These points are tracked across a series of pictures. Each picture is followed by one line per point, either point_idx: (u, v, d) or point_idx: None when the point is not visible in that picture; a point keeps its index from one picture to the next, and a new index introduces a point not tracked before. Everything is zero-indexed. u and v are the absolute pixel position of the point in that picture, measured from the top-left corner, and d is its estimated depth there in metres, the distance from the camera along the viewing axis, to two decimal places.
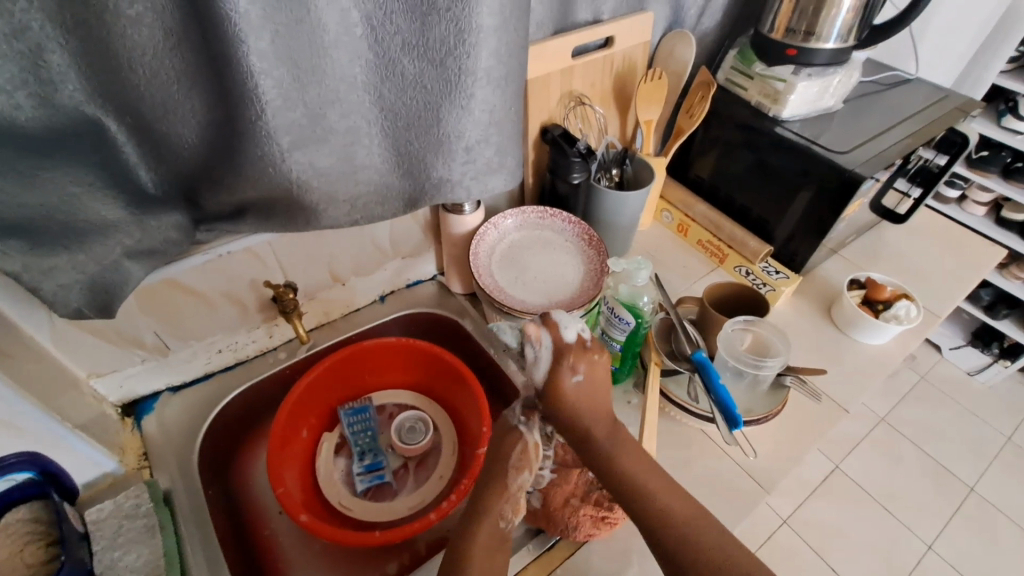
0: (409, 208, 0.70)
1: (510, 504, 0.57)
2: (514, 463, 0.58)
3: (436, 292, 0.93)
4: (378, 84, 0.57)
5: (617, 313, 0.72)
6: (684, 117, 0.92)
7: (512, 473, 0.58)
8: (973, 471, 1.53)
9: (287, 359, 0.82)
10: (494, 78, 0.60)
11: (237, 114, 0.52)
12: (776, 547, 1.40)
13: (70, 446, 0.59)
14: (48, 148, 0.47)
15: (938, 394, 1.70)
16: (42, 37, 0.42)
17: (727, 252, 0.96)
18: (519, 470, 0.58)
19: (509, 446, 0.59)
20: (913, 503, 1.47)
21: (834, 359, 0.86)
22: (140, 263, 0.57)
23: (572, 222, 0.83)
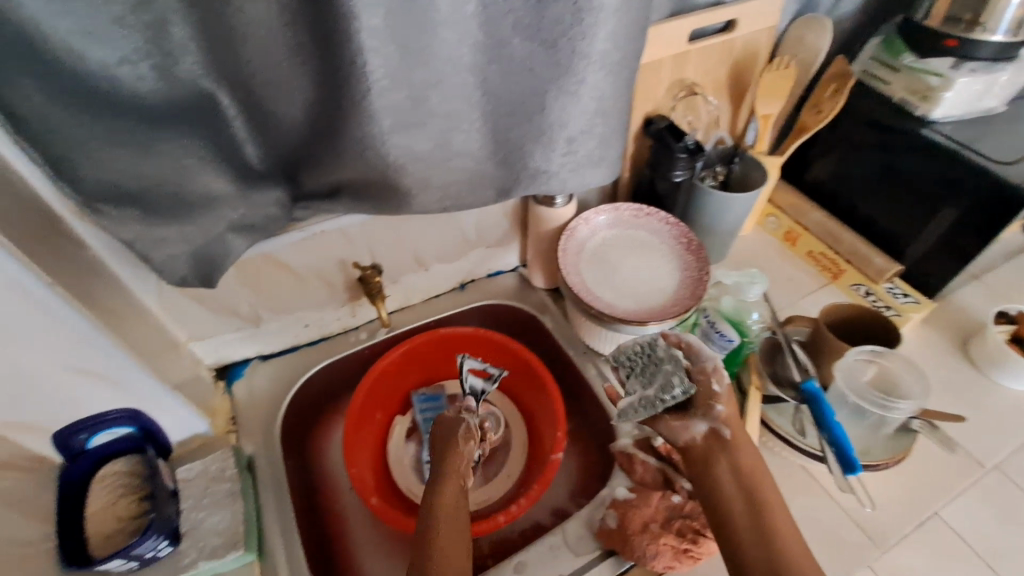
0: (501, 197, 0.67)
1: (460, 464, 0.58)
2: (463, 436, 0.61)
3: (517, 285, 0.90)
4: (484, 66, 0.53)
5: (718, 328, 0.66)
6: (810, 112, 0.81)
7: (460, 442, 0.60)
8: None
9: (367, 339, 0.82)
10: (608, 63, 0.55)
11: (342, 93, 0.51)
12: None
13: (169, 406, 0.62)
14: (166, 120, 0.48)
15: None
16: (166, 11, 0.43)
17: (844, 267, 0.86)
18: (466, 439, 0.61)
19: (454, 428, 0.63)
20: None
21: (968, 402, 0.74)
22: (240, 237, 0.58)
23: (670, 223, 0.77)
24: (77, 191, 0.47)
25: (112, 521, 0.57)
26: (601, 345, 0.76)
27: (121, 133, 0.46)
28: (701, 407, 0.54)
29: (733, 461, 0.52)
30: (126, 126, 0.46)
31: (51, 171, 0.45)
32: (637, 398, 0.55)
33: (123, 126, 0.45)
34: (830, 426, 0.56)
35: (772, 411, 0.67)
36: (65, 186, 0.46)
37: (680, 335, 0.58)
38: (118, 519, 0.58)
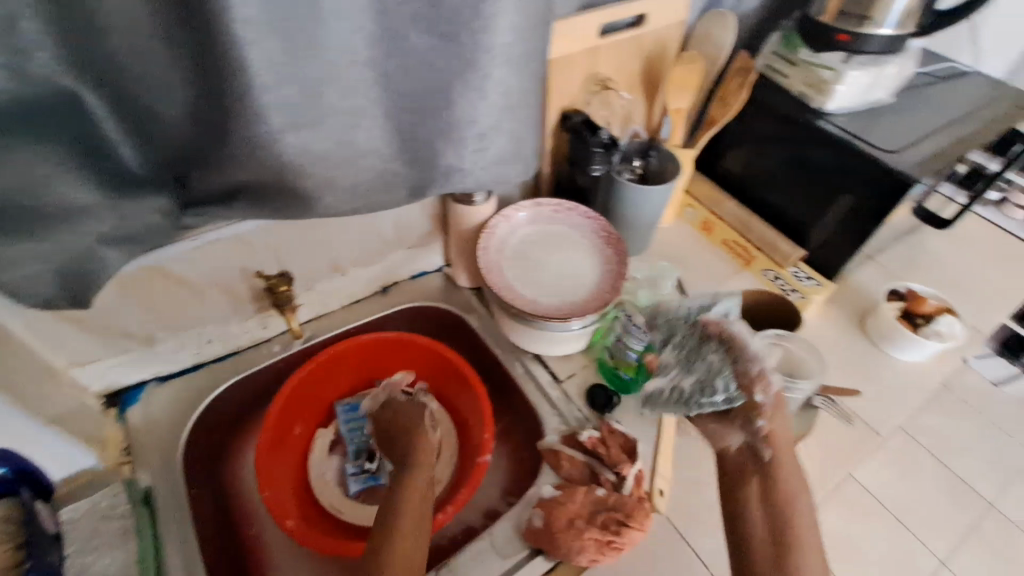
0: (415, 197, 0.64)
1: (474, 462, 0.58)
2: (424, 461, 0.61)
3: (443, 285, 0.87)
4: (383, 59, 0.50)
5: (635, 321, 0.70)
6: (718, 105, 0.84)
7: None
8: None
9: (281, 352, 0.77)
10: (513, 57, 0.54)
11: (224, 89, 0.46)
12: None
13: (46, 443, 0.59)
14: (10, 121, 0.41)
15: None
16: None
17: (755, 254, 0.90)
18: None
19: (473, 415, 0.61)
20: None
21: (866, 375, 0.80)
22: (117, 250, 0.51)
23: (589, 217, 0.77)
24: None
25: None
26: (527, 344, 0.75)
27: None
28: (742, 417, 0.54)
29: (766, 482, 0.51)
30: None
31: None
32: (675, 388, 0.58)
33: None
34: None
35: None
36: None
37: (722, 325, 0.57)
38: None
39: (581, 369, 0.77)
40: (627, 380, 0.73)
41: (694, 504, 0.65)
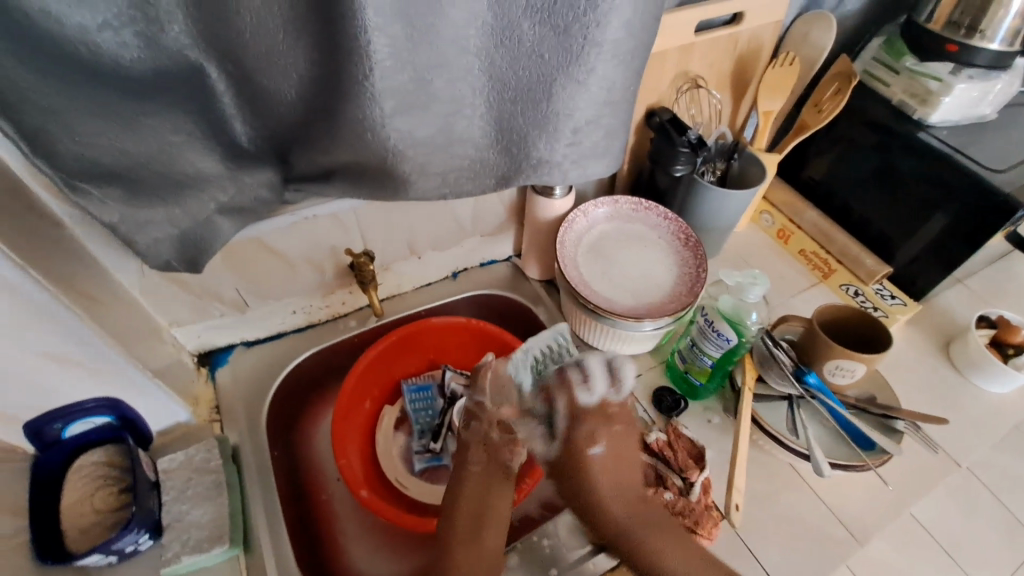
0: (500, 185, 0.65)
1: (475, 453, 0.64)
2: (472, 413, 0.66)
3: (510, 274, 0.88)
4: (492, 49, 0.51)
5: (715, 328, 0.62)
6: (809, 111, 0.81)
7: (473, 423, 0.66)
8: None
9: (356, 327, 0.80)
10: (620, 53, 0.53)
11: (342, 72, 0.48)
12: None
13: (150, 394, 0.60)
14: (148, 91, 0.44)
15: None
16: None
17: (836, 267, 0.87)
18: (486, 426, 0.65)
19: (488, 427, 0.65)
20: None
21: (951, 405, 0.76)
22: (230, 220, 0.55)
23: (668, 218, 0.76)
24: (55, 168, 0.43)
25: (88, 514, 0.56)
26: (596, 340, 0.75)
27: (100, 105, 0.42)
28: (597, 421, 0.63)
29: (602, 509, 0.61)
30: (104, 98, 0.42)
31: (26, 144, 0.41)
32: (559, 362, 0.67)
33: (102, 98, 0.42)
34: (833, 415, 0.65)
35: (764, 411, 0.68)
36: (37, 162, 0.43)
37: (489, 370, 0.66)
38: (94, 513, 0.56)
39: (648, 370, 0.76)
40: (696, 385, 0.71)
41: (760, 516, 0.64)
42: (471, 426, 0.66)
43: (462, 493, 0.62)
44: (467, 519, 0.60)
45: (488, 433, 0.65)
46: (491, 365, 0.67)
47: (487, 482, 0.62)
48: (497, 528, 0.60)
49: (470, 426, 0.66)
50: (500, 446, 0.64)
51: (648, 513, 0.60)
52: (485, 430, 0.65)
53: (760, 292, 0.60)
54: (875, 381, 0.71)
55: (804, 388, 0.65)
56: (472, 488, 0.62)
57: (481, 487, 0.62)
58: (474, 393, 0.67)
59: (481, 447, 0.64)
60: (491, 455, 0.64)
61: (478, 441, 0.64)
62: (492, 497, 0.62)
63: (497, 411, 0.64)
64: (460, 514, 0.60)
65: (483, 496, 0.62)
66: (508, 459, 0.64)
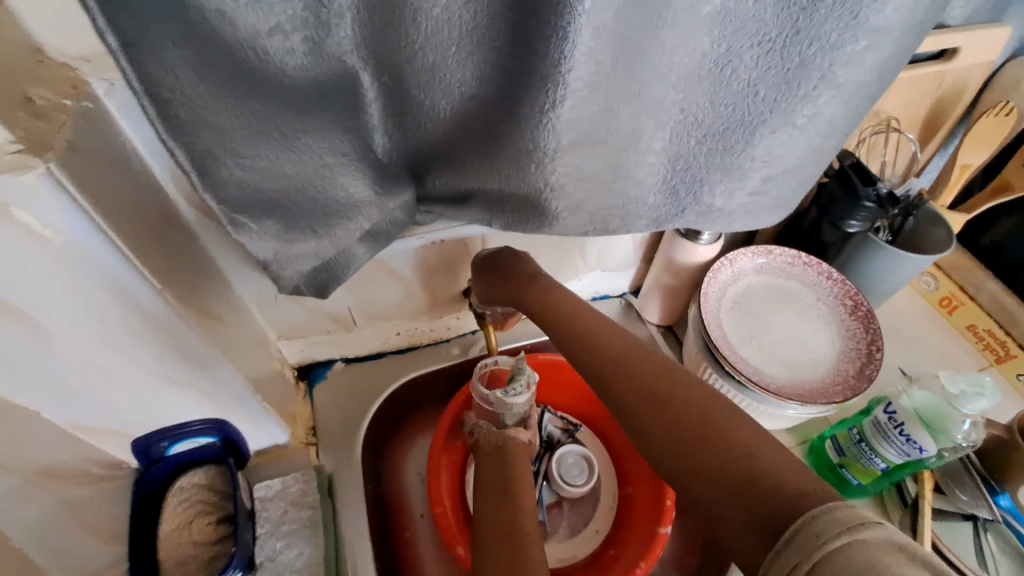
0: (651, 228, 0.56)
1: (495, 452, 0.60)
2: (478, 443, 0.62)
3: (624, 314, 0.80)
4: (695, 81, 0.43)
5: (904, 431, 0.51)
6: (1016, 167, 0.68)
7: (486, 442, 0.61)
8: None
9: (458, 356, 0.74)
10: (855, 97, 0.43)
11: (521, 95, 0.41)
12: None
13: (257, 419, 0.57)
14: (309, 105, 0.38)
15: None
16: None
17: (1015, 352, 0.74)
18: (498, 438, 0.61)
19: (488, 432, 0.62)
20: None
21: None
22: (367, 246, 0.49)
23: (831, 278, 0.66)
24: (218, 199, 0.39)
25: (186, 544, 0.53)
26: None
27: (265, 123, 0.37)
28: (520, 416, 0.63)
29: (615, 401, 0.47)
30: (267, 111, 0.36)
31: (191, 174, 0.37)
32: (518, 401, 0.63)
33: (270, 115, 0.37)
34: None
35: (942, 533, 0.56)
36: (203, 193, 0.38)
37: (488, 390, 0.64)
38: (191, 542, 0.53)
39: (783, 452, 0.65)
40: (850, 482, 0.59)
41: None
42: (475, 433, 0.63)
43: (479, 487, 0.57)
44: (501, 506, 0.54)
45: (495, 439, 0.61)
46: (490, 365, 0.67)
47: (506, 461, 0.59)
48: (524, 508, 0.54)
49: (472, 428, 0.64)
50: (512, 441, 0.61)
51: (650, 401, 0.42)
52: (487, 444, 0.61)
53: (983, 406, 0.48)
54: None
55: (995, 511, 0.55)
56: (493, 499, 0.55)
57: (502, 475, 0.57)
58: (475, 416, 0.65)
59: (493, 440, 0.61)
60: (505, 445, 0.60)
61: (489, 445, 0.61)
62: (505, 502, 0.54)
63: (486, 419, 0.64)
64: (485, 529, 0.52)
65: (507, 509, 0.53)
66: (521, 438, 0.62)
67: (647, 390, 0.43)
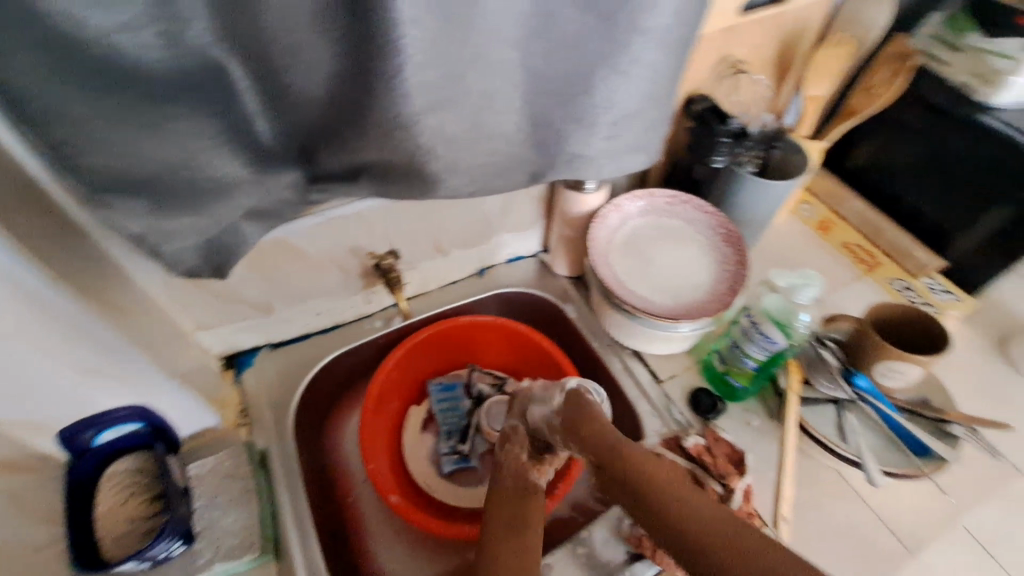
0: (532, 181, 0.62)
1: (521, 485, 0.51)
2: (521, 469, 0.52)
3: (537, 271, 0.86)
4: (529, 40, 0.48)
5: (761, 330, 0.59)
6: (860, 96, 0.76)
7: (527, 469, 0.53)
8: None
9: (382, 327, 0.79)
10: (666, 41, 0.50)
11: (371, 68, 0.44)
12: None
13: (177, 401, 0.61)
14: (174, 95, 0.41)
15: None
16: None
17: (882, 260, 0.83)
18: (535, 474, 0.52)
19: (519, 450, 0.54)
20: None
21: (1008, 405, 0.71)
22: (255, 225, 0.53)
23: (706, 211, 0.72)
24: (81, 181, 0.42)
25: (123, 521, 0.57)
26: (629, 340, 0.73)
27: (129, 114, 0.40)
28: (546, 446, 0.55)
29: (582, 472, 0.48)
30: (127, 103, 0.39)
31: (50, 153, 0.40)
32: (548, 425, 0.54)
33: (127, 105, 0.39)
34: (885, 420, 0.62)
35: (810, 416, 0.65)
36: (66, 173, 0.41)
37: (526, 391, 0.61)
38: (128, 520, 0.57)
39: (683, 370, 0.73)
40: (736, 387, 0.69)
41: (805, 524, 0.61)
42: (505, 448, 0.55)
43: (493, 516, 0.48)
44: (502, 553, 0.44)
45: (525, 463, 0.53)
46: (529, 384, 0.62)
47: (528, 501, 0.49)
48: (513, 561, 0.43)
49: (519, 412, 0.58)
50: (528, 467, 0.53)
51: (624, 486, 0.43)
52: (518, 446, 0.55)
53: (812, 295, 0.58)
54: (930, 383, 0.66)
55: (854, 392, 0.63)
56: (503, 540, 0.45)
57: (521, 499, 0.49)
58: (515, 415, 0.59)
59: (523, 437, 0.55)
60: (528, 470, 0.53)
61: (517, 450, 0.55)
62: (519, 543, 0.45)
63: (518, 446, 0.55)
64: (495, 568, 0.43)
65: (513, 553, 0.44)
66: (542, 476, 0.53)
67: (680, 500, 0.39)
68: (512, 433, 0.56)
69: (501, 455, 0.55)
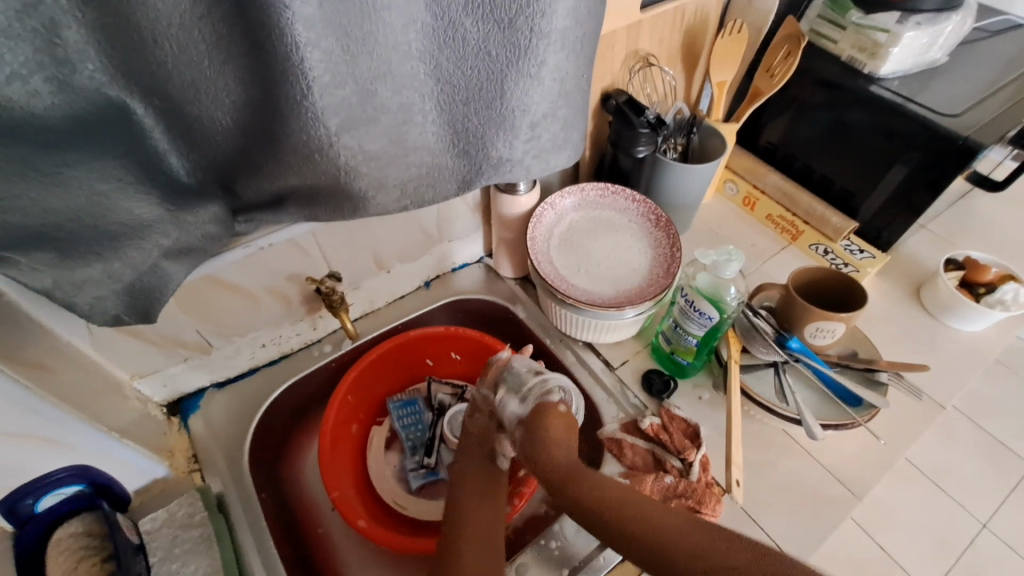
0: (462, 190, 0.62)
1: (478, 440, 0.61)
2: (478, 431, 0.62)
3: (483, 276, 0.87)
4: (436, 51, 0.49)
5: (696, 307, 0.63)
6: (762, 77, 0.81)
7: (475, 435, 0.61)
8: None
9: (333, 352, 0.78)
10: (569, 41, 0.52)
11: (278, 94, 0.44)
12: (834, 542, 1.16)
13: (117, 456, 0.58)
14: (71, 139, 0.40)
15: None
16: (56, 10, 0.35)
17: (803, 228, 0.87)
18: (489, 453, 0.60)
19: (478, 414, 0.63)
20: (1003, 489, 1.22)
21: (927, 347, 0.77)
22: (178, 263, 0.51)
23: (636, 200, 0.75)
24: None
25: None
26: (577, 332, 0.74)
27: (23, 164, 0.38)
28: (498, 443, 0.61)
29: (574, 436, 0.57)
30: (21, 153, 0.38)
31: None
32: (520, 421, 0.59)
33: (16, 155, 0.38)
34: (818, 376, 0.66)
35: (752, 382, 0.68)
36: None
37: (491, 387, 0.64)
38: None
39: (634, 355, 0.76)
40: (683, 364, 0.71)
41: (757, 485, 0.64)
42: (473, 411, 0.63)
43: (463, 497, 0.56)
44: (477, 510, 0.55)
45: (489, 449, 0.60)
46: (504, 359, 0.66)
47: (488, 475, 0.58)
48: (489, 518, 0.54)
49: (473, 417, 0.64)
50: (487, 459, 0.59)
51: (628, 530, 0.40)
52: (477, 447, 0.60)
53: (736, 269, 0.61)
54: (854, 337, 0.72)
55: (788, 353, 0.66)
56: (474, 503, 0.55)
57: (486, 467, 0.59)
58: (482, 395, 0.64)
59: (480, 435, 0.61)
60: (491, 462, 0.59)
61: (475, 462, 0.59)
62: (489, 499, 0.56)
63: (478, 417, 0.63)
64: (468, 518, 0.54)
65: (484, 506, 0.55)
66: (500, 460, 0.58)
67: (618, 509, 0.41)
68: (474, 420, 0.63)
69: (460, 465, 0.60)
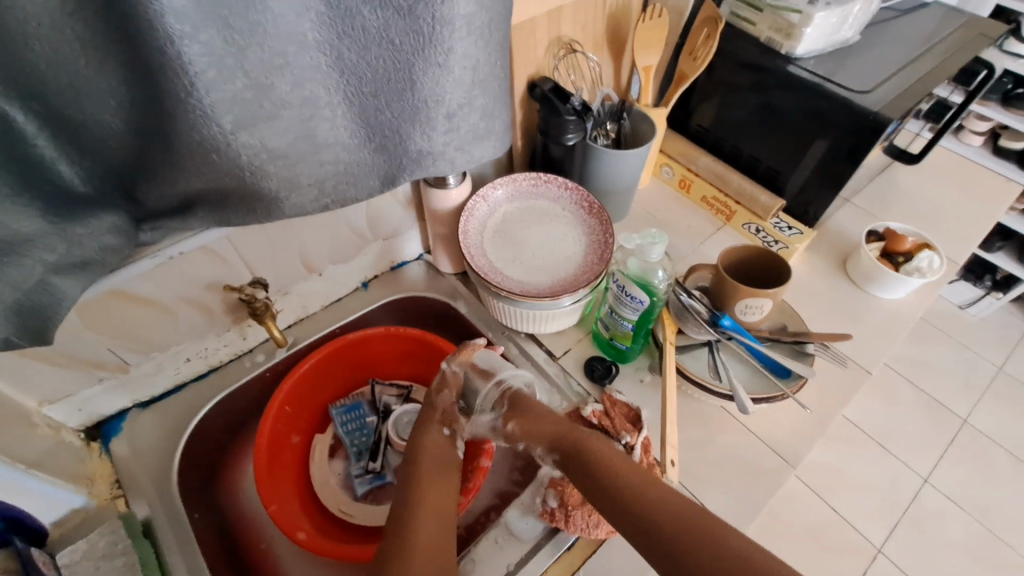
0: (385, 186, 0.60)
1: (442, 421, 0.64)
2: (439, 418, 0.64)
3: (423, 273, 0.85)
4: (336, 42, 0.46)
5: (627, 291, 0.63)
6: (686, 60, 0.81)
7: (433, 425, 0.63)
8: (988, 402, 1.37)
9: (266, 361, 0.76)
10: (476, 27, 0.51)
11: (168, 93, 0.41)
12: (790, 508, 1.20)
13: (27, 489, 0.53)
14: None
15: (953, 324, 1.50)
16: None
17: (735, 208, 0.90)
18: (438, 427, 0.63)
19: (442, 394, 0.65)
20: (939, 444, 1.29)
21: (854, 316, 0.80)
22: (73, 279, 0.47)
23: (568, 188, 0.75)
24: None
25: None
26: (517, 323, 0.74)
27: None
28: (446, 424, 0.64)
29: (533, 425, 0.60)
30: None
31: None
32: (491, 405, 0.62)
33: None
34: (750, 351, 0.68)
35: (688, 361, 0.70)
36: None
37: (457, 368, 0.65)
38: None
39: (576, 344, 0.76)
40: (623, 349, 0.72)
41: (698, 462, 0.66)
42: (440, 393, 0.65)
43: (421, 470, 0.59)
44: (434, 482, 0.58)
45: (447, 426, 0.63)
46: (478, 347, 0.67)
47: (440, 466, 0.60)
48: (440, 491, 0.57)
49: (439, 393, 0.65)
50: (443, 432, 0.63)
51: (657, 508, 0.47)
52: (436, 424, 0.63)
53: (661, 251, 0.62)
54: (784, 311, 0.75)
55: (720, 331, 0.68)
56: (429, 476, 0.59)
57: (441, 454, 0.61)
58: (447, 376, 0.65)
59: (440, 413, 0.64)
60: (446, 441, 0.62)
61: (434, 440, 0.62)
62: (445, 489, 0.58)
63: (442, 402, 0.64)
64: (421, 488, 0.57)
65: (439, 484, 0.58)
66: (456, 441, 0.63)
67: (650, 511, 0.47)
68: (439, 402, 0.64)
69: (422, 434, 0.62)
